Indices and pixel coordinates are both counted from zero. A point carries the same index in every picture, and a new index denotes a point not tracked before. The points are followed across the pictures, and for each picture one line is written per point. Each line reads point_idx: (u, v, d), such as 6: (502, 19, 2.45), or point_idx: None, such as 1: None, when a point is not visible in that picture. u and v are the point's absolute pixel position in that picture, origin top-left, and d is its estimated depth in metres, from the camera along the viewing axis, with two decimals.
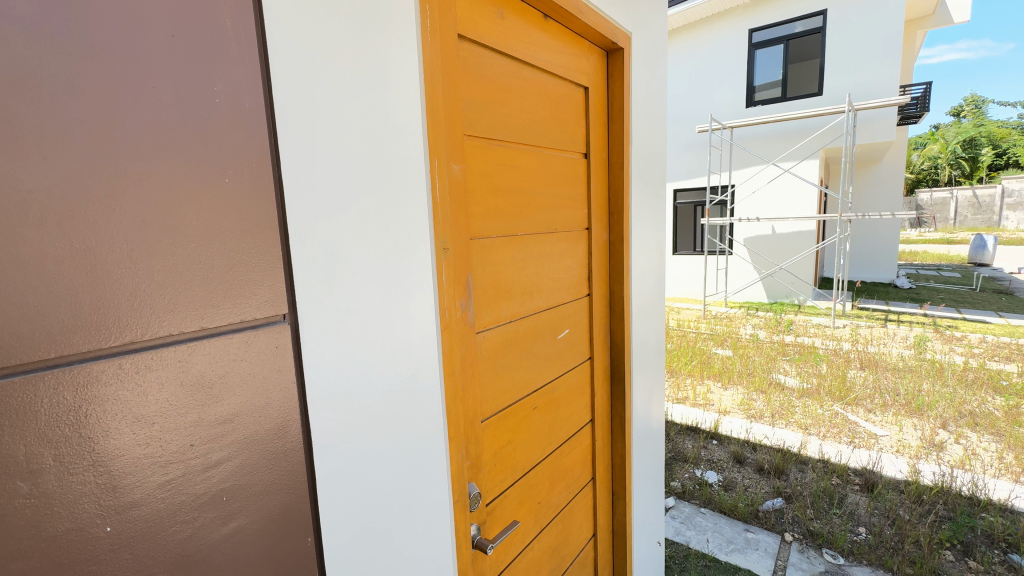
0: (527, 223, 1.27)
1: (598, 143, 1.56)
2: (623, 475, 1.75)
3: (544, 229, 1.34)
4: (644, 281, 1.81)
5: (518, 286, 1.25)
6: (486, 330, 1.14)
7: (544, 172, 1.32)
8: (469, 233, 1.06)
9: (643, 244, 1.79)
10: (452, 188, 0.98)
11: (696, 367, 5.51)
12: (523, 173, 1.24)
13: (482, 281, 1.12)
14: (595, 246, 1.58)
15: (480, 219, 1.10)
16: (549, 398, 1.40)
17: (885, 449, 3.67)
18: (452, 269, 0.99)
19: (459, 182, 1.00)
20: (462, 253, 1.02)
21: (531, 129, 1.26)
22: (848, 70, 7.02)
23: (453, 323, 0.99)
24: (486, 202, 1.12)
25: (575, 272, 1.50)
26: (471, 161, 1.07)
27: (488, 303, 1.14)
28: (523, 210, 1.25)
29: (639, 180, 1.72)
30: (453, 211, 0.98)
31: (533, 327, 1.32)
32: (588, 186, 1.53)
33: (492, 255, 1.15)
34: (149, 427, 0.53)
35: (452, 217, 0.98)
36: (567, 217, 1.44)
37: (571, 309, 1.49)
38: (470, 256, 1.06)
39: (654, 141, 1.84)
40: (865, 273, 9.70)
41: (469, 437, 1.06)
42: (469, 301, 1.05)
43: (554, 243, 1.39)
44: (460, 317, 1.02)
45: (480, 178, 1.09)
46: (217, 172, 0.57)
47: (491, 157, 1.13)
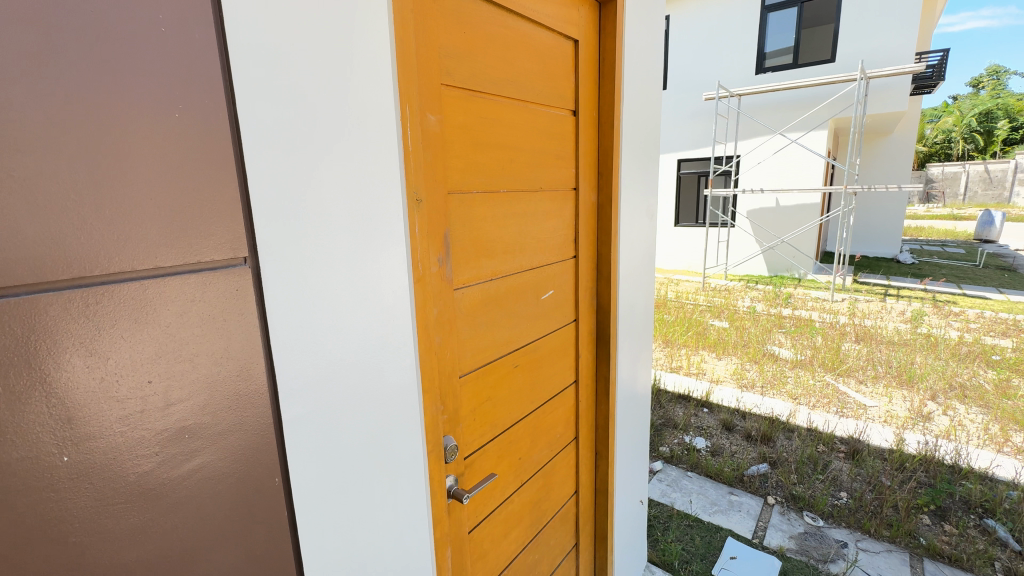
0: (513, 181, 1.25)
1: (588, 102, 1.52)
2: (606, 436, 1.78)
3: (531, 186, 1.32)
4: (634, 247, 1.80)
5: (501, 244, 1.24)
6: (467, 287, 1.14)
7: (529, 128, 1.29)
8: (447, 187, 1.04)
9: (634, 209, 1.77)
10: (427, 138, 0.96)
11: (691, 337, 5.56)
12: (508, 128, 1.22)
13: (462, 236, 1.11)
14: (584, 207, 1.56)
15: (461, 171, 1.08)
16: (531, 357, 1.41)
17: (873, 418, 3.74)
18: (426, 223, 0.97)
19: (435, 132, 0.98)
20: (440, 208, 1.01)
21: (516, 85, 1.23)
22: (864, 36, 6.76)
23: (430, 275, 1.00)
24: (466, 156, 1.09)
25: (561, 233, 1.49)
26: (450, 111, 1.04)
27: (468, 259, 1.14)
28: (508, 169, 1.23)
29: (632, 141, 1.69)
30: (428, 163, 0.97)
31: (515, 286, 1.31)
32: (577, 145, 1.49)
33: (472, 211, 1.13)
34: (104, 362, 0.53)
35: (429, 170, 0.97)
36: (554, 177, 1.41)
37: (558, 271, 1.49)
38: (448, 211, 1.05)
39: (649, 102, 1.78)
40: (868, 247, 9.64)
41: (446, 391, 1.08)
42: (446, 257, 1.04)
43: (541, 204, 1.37)
44: (436, 273, 1.01)
45: (459, 130, 1.06)
46: (167, 106, 0.55)
47: (473, 109, 1.10)
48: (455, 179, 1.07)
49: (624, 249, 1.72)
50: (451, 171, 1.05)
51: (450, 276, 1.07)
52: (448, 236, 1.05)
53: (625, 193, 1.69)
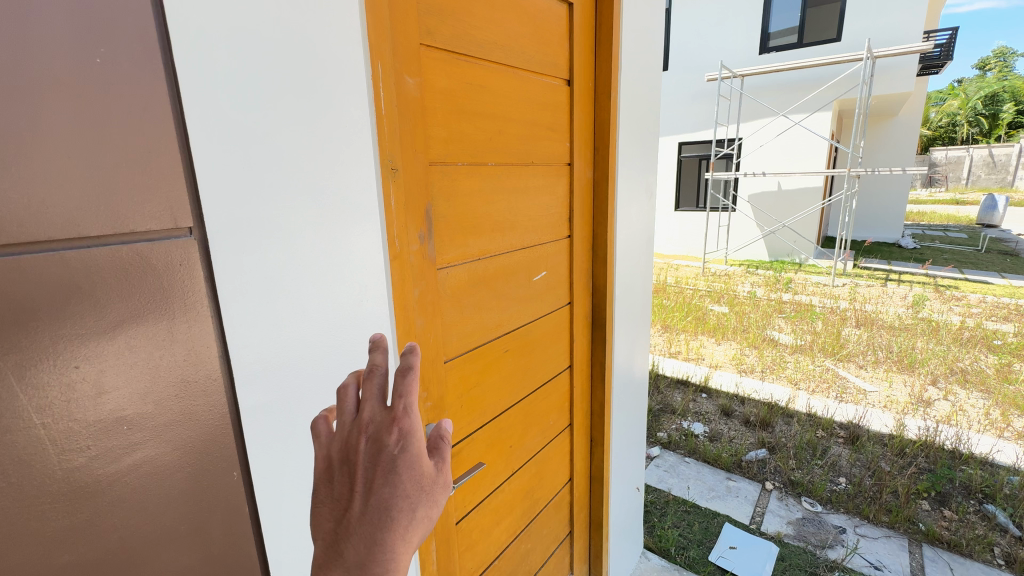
0: (502, 154, 1.17)
1: (583, 71, 1.43)
2: (601, 422, 1.73)
3: (521, 160, 1.24)
4: (632, 227, 1.72)
5: (489, 222, 1.16)
6: (452, 267, 1.07)
7: (519, 98, 1.20)
8: (427, 158, 0.96)
9: (632, 187, 1.69)
10: (403, 103, 0.88)
11: (690, 322, 5.52)
12: (496, 97, 1.13)
13: (446, 212, 1.03)
14: (578, 184, 1.48)
15: (443, 141, 1.00)
16: (523, 341, 1.34)
17: (873, 404, 3.70)
18: (404, 196, 0.90)
19: (413, 97, 0.90)
20: (419, 180, 0.93)
21: (505, 50, 1.14)
22: (871, 13, 6.58)
23: (408, 253, 0.92)
24: (449, 125, 1.01)
25: (555, 211, 1.41)
26: (431, 75, 0.95)
27: (453, 237, 1.06)
28: (496, 142, 1.15)
29: (631, 113, 1.60)
30: (405, 131, 0.89)
31: (505, 267, 1.24)
32: (571, 117, 1.41)
33: (456, 185, 1.05)
34: (19, 344, 0.46)
35: (407, 138, 0.89)
36: (547, 151, 1.33)
37: (551, 251, 1.42)
38: (429, 184, 0.97)
39: (650, 72, 1.68)
40: (869, 232, 9.55)
41: (429, 377, 1.02)
42: (428, 233, 0.97)
43: (533, 179, 1.29)
44: (416, 251, 0.94)
45: (441, 96, 0.98)
46: (85, 50, 0.47)
47: (457, 74, 1.02)
48: (436, 149, 0.99)
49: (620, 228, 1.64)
50: (432, 141, 0.97)
51: (433, 254, 1.00)
52: (429, 211, 0.98)
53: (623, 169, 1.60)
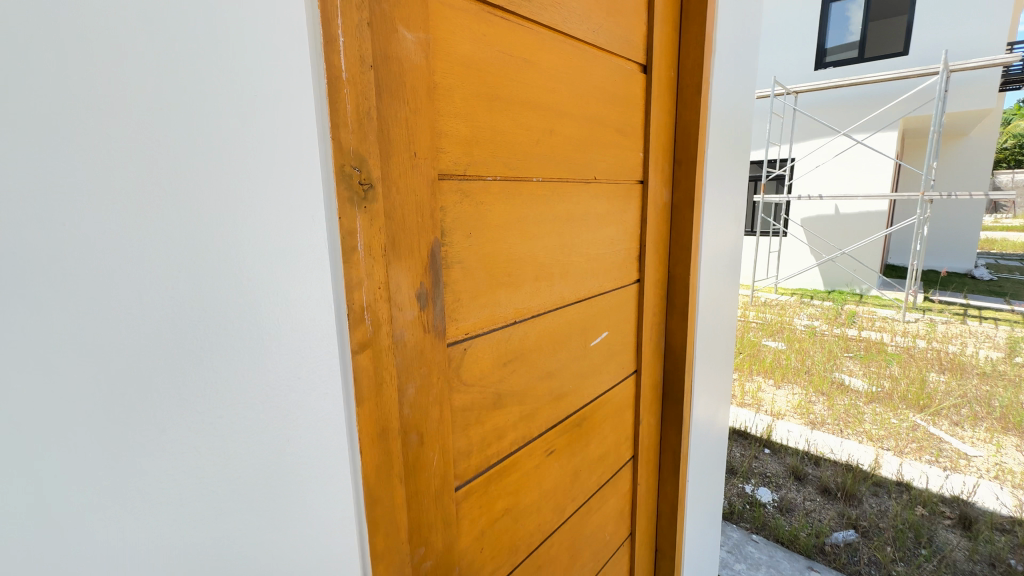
0: (556, 166, 0.79)
1: (664, 56, 1.04)
2: (672, 528, 1.28)
3: (580, 176, 0.85)
4: (717, 266, 1.29)
5: (531, 266, 0.77)
6: (475, 339, 0.68)
7: (581, 85, 0.82)
8: (435, 168, 0.58)
9: (719, 213, 1.27)
10: (392, 70, 0.51)
11: (744, 360, 4.93)
12: (551, 78, 0.75)
13: (468, 254, 0.66)
14: (654, 209, 1.07)
15: (466, 144, 0.63)
16: (574, 435, 0.93)
17: (981, 474, 3.05)
18: (388, 230, 0.52)
19: (411, 63, 0.53)
20: (419, 203, 0.56)
21: (565, 11, 0.76)
22: (948, 22, 5.95)
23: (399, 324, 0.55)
24: (473, 116, 0.63)
25: (622, 247, 1.00)
26: (450, 34, 0.59)
27: (475, 292, 0.67)
28: (549, 147, 0.77)
29: (723, 115, 1.19)
30: (398, 120, 0.53)
31: (552, 330, 0.84)
32: (647, 117, 1.01)
33: (483, 212, 0.67)
34: None
35: (398, 132, 0.53)
36: (616, 164, 0.94)
37: (616, 303, 1.01)
38: (436, 211, 0.59)
39: (747, 62, 1.27)
40: (939, 261, 8.66)
41: (428, 523, 0.62)
42: (429, 291, 0.59)
43: (595, 203, 0.90)
44: (412, 320, 0.57)
45: (465, 69, 0.61)
46: None
47: (494, 38, 0.65)
48: (454, 156, 0.61)
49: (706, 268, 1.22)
50: (446, 140, 0.60)
51: (443, 323, 0.62)
52: (438, 253, 0.61)
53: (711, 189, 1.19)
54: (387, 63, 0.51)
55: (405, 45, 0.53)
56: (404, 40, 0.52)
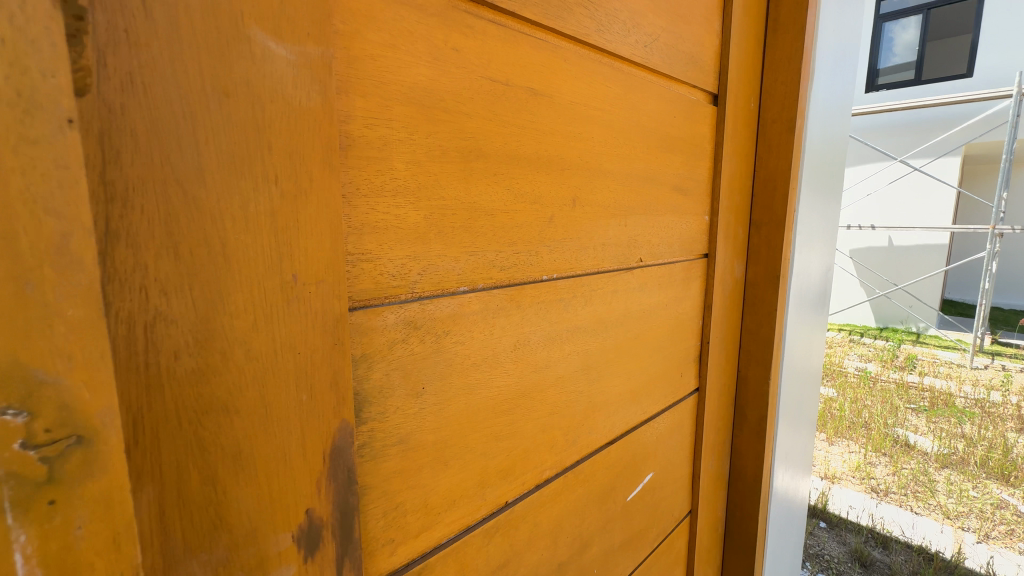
0: (591, 254, 0.50)
1: (742, 82, 0.75)
2: None
3: (625, 263, 0.57)
4: (799, 353, 0.98)
5: (542, 412, 0.48)
6: (437, 557, 0.39)
7: (632, 125, 0.54)
8: (342, 297, 0.30)
9: (805, 285, 0.95)
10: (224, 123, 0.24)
11: None
12: (586, 120, 0.47)
13: (421, 426, 0.37)
14: (721, 291, 0.78)
15: (418, 239, 0.35)
16: None
17: None
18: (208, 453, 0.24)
19: (282, 106, 0.26)
20: (305, 369, 0.28)
21: (610, 15, 0.49)
22: None
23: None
24: (431, 192, 0.35)
25: (678, 346, 0.72)
26: (387, 48, 0.31)
27: (437, 485, 0.39)
28: (579, 228, 0.48)
29: (816, 159, 0.89)
30: (250, 222, 0.25)
31: (577, 498, 0.54)
32: (718, 165, 0.73)
33: (450, 348, 0.38)
34: None
35: (250, 245, 0.25)
36: (672, 237, 0.66)
37: (667, 429, 0.71)
38: (344, 376, 0.31)
39: (844, 85, 0.96)
40: (1007, 298, 7.84)
41: None
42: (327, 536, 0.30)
43: (644, 297, 0.62)
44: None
45: (421, 110, 0.34)
46: None
47: (482, 56, 0.37)
48: (394, 264, 0.34)
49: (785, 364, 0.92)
50: (374, 239, 0.32)
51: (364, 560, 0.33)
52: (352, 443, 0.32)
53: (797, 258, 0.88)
54: (221, 108, 0.23)
55: (274, 69, 0.25)
56: (270, 59, 0.25)
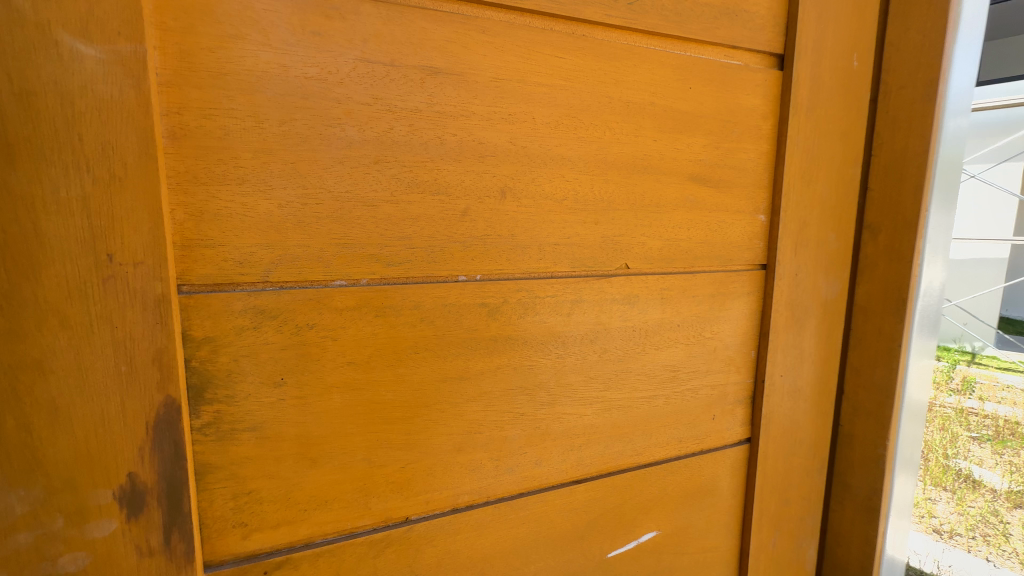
0: (533, 257, 0.43)
1: (847, 30, 0.53)
2: None
3: (602, 271, 0.46)
4: None
5: (457, 428, 0.42)
6: (299, 551, 0.38)
7: (609, 103, 0.43)
8: (170, 281, 0.32)
9: None
10: (35, 116, 0.28)
11: None
12: (522, 100, 0.40)
13: (281, 419, 0.36)
14: (795, 318, 0.56)
15: (274, 228, 0.34)
16: None
17: None
18: (30, 398, 0.29)
19: (94, 100, 0.28)
20: (123, 341, 0.31)
21: None
22: None
23: (65, 547, 0.31)
24: (287, 181, 0.34)
25: (717, 385, 0.54)
26: (225, 39, 0.32)
27: (305, 482, 0.38)
28: (514, 226, 0.41)
29: None
30: (59, 204, 0.29)
31: (516, 533, 0.46)
32: (794, 146, 0.52)
33: (318, 346, 0.37)
34: None
35: (61, 224, 0.29)
36: (696, 238, 0.50)
37: (685, 484, 0.55)
38: (174, 355, 0.32)
39: None
40: None
41: None
42: (156, 496, 0.33)
43: (641, 313, 0.48)
44: (106, 538, 0.32)
45: (272, 98, 0.33)
46: None
47: (356, 38, 0.35)
48: (241, 251, 0.34)
49: (909, 428, 0.63)
50: (216, 226, 0.33)
51: (202, 529, 0.35)
52: (186, 417, 0.33)
53: (933, 275, 0.59)
54: (24, 105, 0.27)
55: (83, 69, 0.28)
56: (78, 59, 0.28)
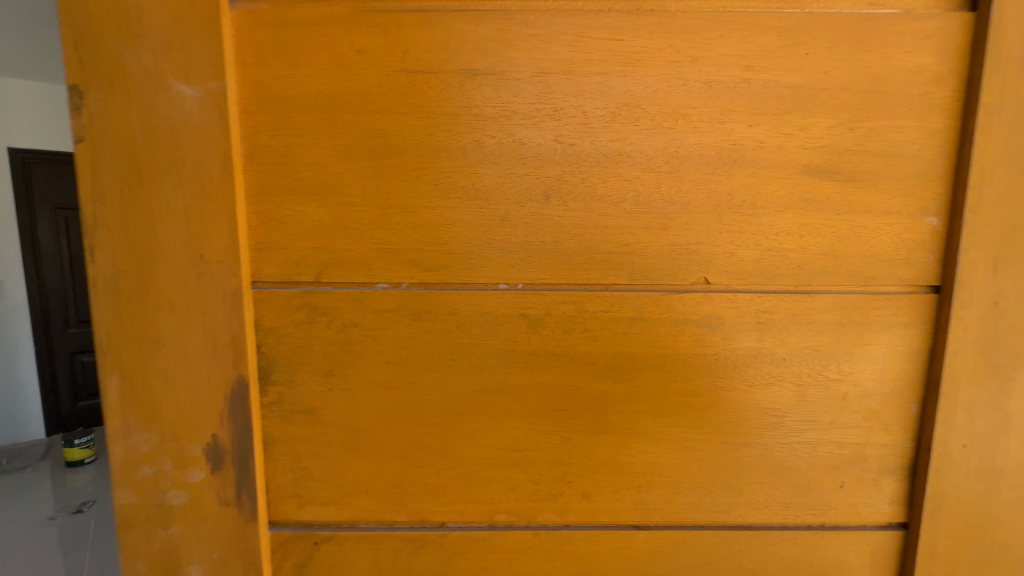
0: (583, 264, 0.38)
1: None
2: None
3: (675, 286, 0.39)
4: None
5: (496, 441, 0.40)
6: (344, 530, 0.42)
7: (684, 86, 0.36)
8: (244, 277, 0.38)
9: None
10: (156, 145, 0.36)
11: None
12: (572, 93, 0.36)
13: (332, 406, 0.40)
14: (994, 366, 0.39)
15: (324, 233, 0.38)
16: None
17: None
18: (153, 363, 0.38)
19: (193, 129, 0.36)
20: (209, 325, 0.38)
21: None
22: None
23: (172, 483, 0.39)
24: (337, 189, 0.37)
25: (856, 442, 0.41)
26: (286, 68, 0.36)
27: (352, 468, 0.41)
28: (560, 231, 0.38)
29: None
30: (170, 214, 0.36)
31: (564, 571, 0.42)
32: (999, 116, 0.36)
33: (362, 342, 0.39)
34: None
35: (170, 229, 0.36)
36: (816, 246, 0.38)
37: (797, 563, 0.42)
38: (247, 339, 0.38)
39: None
40: None
41: None
42: (232, 456, 0.39)
43: (729, 339, 0.39)
44: (197, 483, 0.39)
45: (325, 115, 0.37)
46: None
47: (396, 50, 0.36)
48: (298, 253, 0.38)
49: None
50: (279, 230, 0.38)
51: (266, 492, 0.40)
52: (255, 394, 0.39)
53: None
54: (148, 140, 0.35)
55: (185, 106, 0.35)
56: (182, 99, 0.35)
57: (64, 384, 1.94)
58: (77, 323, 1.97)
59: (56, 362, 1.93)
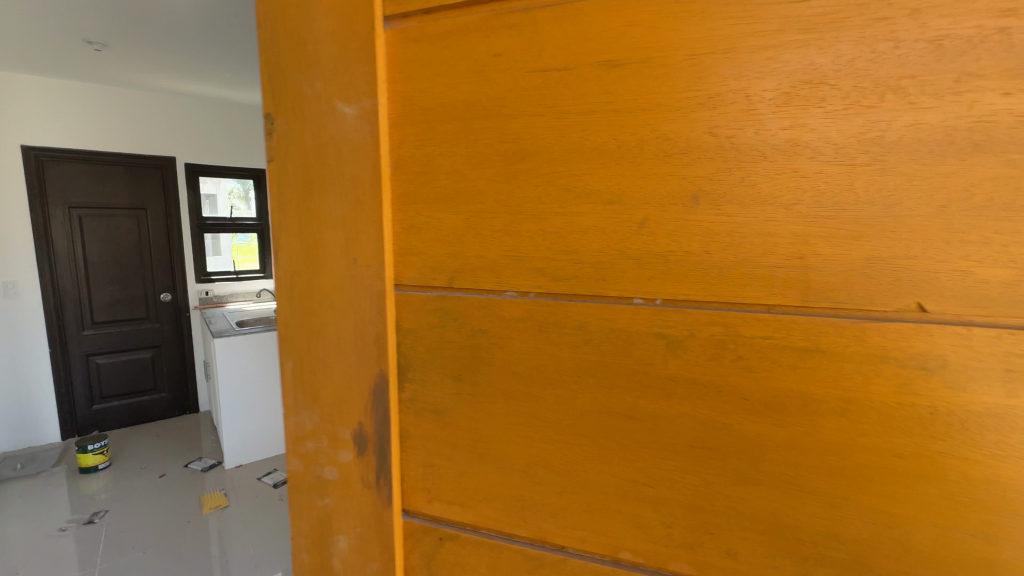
0: (740, 279, 0.32)
1: None
2: None
3: (870, 312, 0.30)
4: None
5: (619, 473, 0.36)
6: (467, 532, 0.42)
7: (898, 50, 0.27)
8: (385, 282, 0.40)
9: None
10: (323, 161, 0.40)
11: None
12: (735, 72, 0.30)
13: (457, 410, 0.41)
14: None
15: (458, 241, 0.38)
16: None
17: None
18: (317, 353, 0.43)
19: (351, 145, 0.39)
20: (359, 323, 0.41)
21: None
22: None
23: (328, 459, 0.44)
24: (469, 197, 0.37)
25: None
26: (429, 81, 0.37)
27: (474, 473, 0.41)
28: (711, 239, 0.32)
29: None
30: (333, 221, 0.41)
31: None
32: None
33: (486, 352, 0.39)
34: None
35: (331, 235, 0.41)
36: None
37: None
38: (385, 339, 0.41)
39: None
40: None
41: None
42: (372, 444, 0.43)
43: (951, 389, 0.29)
44: (346, 463, 0.44)
45: (461, 123, 0.37)
46: None
47: (535, 48, 0.34)
48: (434, 259, 0.39)
49: None
50: (419, 237, 0.40)
51: (400, 482, 0.43)
52: (394, 390, 0.42)
53: None
54: (320, 157, 0.40)
55: (348, 125, 0.39)
56: (346, 118, 0.39)
57: (76, 379, 2.34)
58: (91, 326, 2.36)
59: (70, 365, 2.33)
